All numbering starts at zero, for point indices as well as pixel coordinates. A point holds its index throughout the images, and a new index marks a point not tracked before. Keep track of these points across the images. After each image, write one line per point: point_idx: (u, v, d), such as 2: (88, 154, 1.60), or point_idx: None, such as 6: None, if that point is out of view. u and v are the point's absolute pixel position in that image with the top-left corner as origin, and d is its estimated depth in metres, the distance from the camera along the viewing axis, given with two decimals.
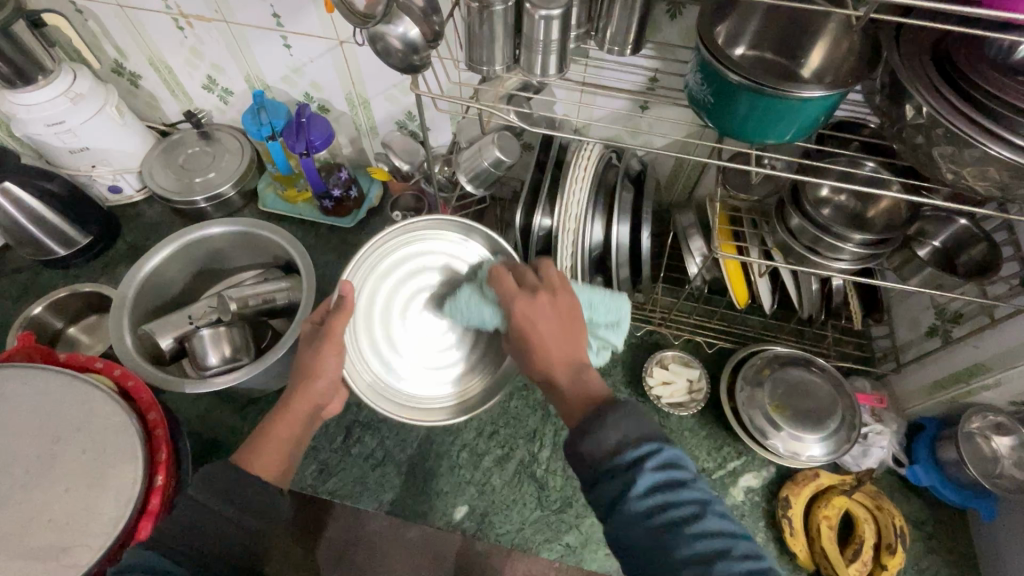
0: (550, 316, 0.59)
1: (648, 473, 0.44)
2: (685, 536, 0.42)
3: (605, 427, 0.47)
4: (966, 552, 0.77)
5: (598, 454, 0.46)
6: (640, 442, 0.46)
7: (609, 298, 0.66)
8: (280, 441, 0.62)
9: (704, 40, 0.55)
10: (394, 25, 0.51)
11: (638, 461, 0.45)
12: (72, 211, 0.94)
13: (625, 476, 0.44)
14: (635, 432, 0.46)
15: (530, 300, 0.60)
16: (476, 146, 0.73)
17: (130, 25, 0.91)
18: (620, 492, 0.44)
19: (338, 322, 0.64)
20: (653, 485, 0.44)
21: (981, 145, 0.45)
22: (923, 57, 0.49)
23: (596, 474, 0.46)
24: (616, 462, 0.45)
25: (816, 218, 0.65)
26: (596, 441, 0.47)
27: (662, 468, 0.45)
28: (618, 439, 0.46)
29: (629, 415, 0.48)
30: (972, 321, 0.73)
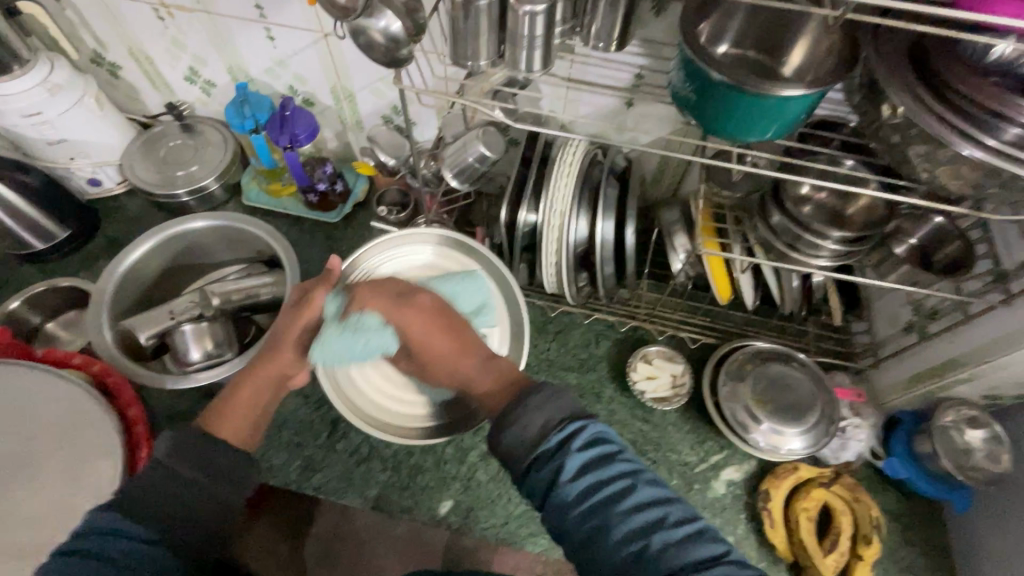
0: (424, 321, 0.61)
1: (575, 455, 0.45)
2: (615, 515, 0.43)
3: (528, 412, 0.47)
4: (939, 542, 0.78)
5: (520, 447, 0.47)
6: (565, 423, 0.47)
7: (464, 283, 0.74)
8: (246, 409, 0.61)
9: (687, 38, 0.55)
10: (376, 19, 0.51)
11: (562, 445, 0.46)
12: (49, 204, 0.92)
13: (553, 463, 0.45)
14: (566, 413, 0.47)
15: (407, 316, 0.61)
16: (461, 141, 0.73)
17: (109, 14, 0.90)
18: (552, 479, 0.45)
19: (322, 291, 0.66)
20: (583, 466, 0.45)
21: (955, 146, 0.46)
22: (900, 58, 0.50)
23: (524, 464, 0.47)
24: (542, 451, 0.46)
25: (797, 216, 0.66)
26: (519, 431, 0.47)
27: (589, 446, 0.46)
28: (540, 425, 0.47)
29: (550, 396, 0.48)
30: (948, 317, 0.74)
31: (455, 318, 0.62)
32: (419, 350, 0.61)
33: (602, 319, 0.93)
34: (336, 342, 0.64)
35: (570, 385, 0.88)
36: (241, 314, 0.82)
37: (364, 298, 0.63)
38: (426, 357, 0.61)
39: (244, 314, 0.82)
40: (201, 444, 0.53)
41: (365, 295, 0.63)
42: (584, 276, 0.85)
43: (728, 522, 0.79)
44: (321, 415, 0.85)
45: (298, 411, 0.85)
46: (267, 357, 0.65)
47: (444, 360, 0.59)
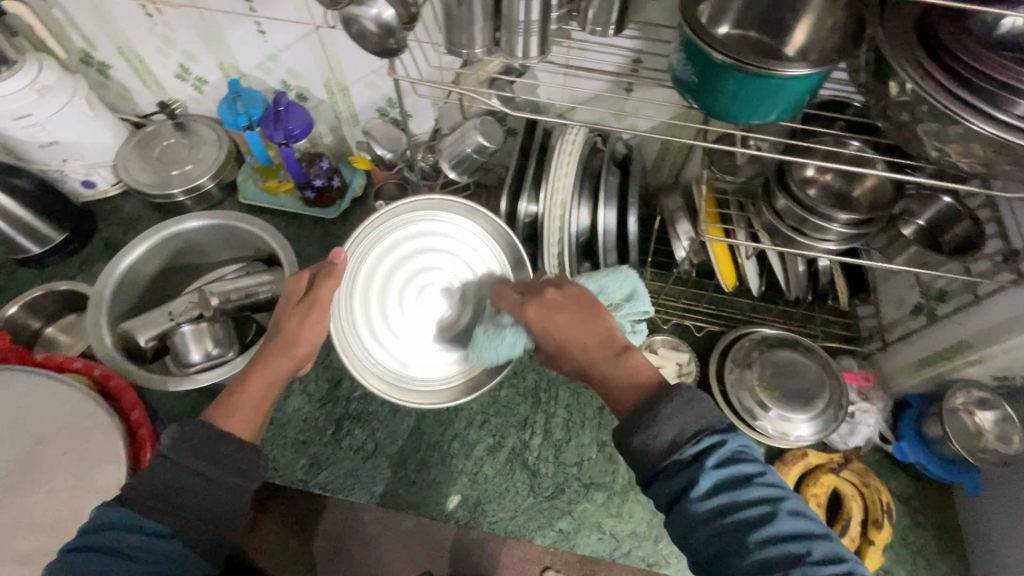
0: (567, 308, 0.59)
1: (711, 471, 0.44)
2: (753, 538, 0.41)
3: (660, 420, 0.47)
4: (950, 525, 0.78)
5: (652, 455, 0.46)
6: (702, 436, 0.45)
7: (613, 276, 0.65)
8: (253, 404, 0.60)
9: (688, 19, 0.54)
10: (367, 7, 0.50)
11: (699, 457, 0.45)
12: (43, 207, 0.91)
13: (685, 474, 0.44)
14: (698, 422, 0.46)
15: (559, 311, 0.59)
16: (457, 132, 0.72)
17: (97, 12, 0.88)
18: (685, 488, 0.44)
19: (326, 286, 0.64)
20: (717, 484, 0.43)
21: (965, 122, 0.45)
22: (908, 33, 0.49)
23: (657, 468, 0.46)
24: (674, 460, 0.45)
25: (802, 199, 0.64)
26: (652, 435, 0.47)
27: (725, 464, 0.44)
28: (675, 435, 0.46)
29: (690, 402, 0.47)
30: (957, 299, 0.73)
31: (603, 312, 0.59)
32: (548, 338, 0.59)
33: None
34: (485, 347, 0.66)
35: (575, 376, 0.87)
36: (241, 313, 0.81)
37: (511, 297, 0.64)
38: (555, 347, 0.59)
39: (244, 313, 0.81)
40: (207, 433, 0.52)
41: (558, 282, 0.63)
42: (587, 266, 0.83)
43: None
44: (325, 413, 0.84)
45: (302, 410, 0.84)
46: (272, 350, 0.63)
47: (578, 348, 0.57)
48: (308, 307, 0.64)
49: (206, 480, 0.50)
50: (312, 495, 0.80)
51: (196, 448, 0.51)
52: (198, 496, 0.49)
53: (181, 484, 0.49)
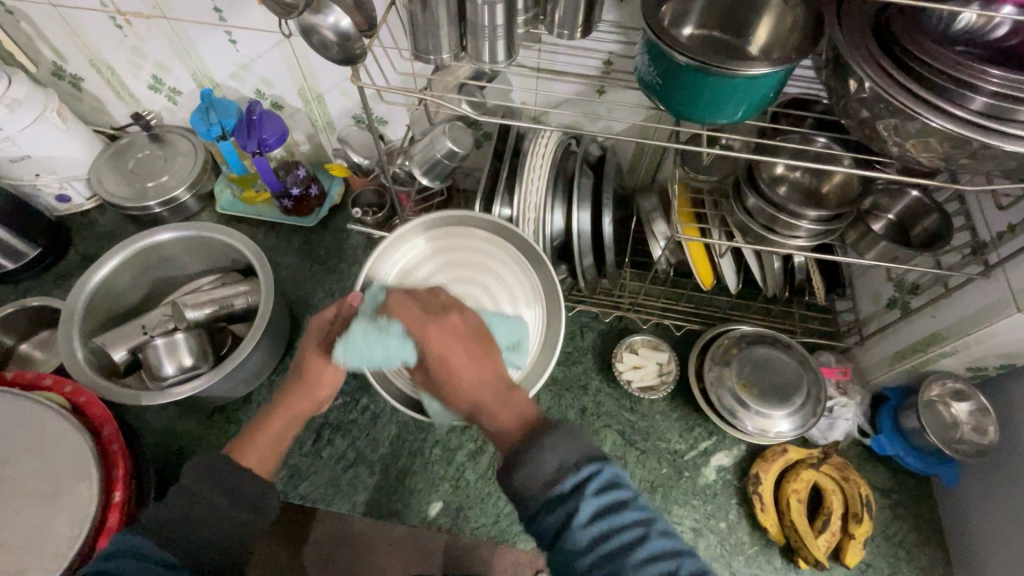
0: (454, 348, 0.54)
1: (590, 500, 0.43)
2: (628, 564, 0.42)
3: (543, 450, 0.45)
4: (931, 517, 0.78)
5: (534, 486, 0.45)
6: (581, 466, 0.44)
7: (505, 318, 0.63)
8: (276, 442, 0.61)
9: (649, 22, 0.54)
10: (324, 16, 0.50)
11: (578, 488, 0.44)
12: (16, 222, 0.90)
13: (567, 508, 0.43)
14: (578, 456, 0.45)
15: (439, 327, 0.54)
16: (427, 137, 0.72)
17: (66, 25, 0.87)
18: (563, 523, 0.43)
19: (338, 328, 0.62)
20: (596, 512, 0.43)
21: (921, 118, 0.45)
22: (865, 31, 0.49)
23: (535, 508, 0.45)
24: (556, 494, 0.44)
25: (771, 197, 0.65)
26: (533, 470, 0.45)
27: (605, 490, 0.44)
28: (555, 468, 0.45)
29: (567, 438, 0.46)
30: (929, 292, 0.74)
31: (488, 340, 0.56)
32: (428, 357, 0.54)
33: (586, 310, 0.92)
34: (360, 341, 0.56)
35: (555, 380, 0.87)
36: (216, 324, 0.81)
37: (394, 305, 0.56)
38: (446, 384, 0.55)
39: (219, 324, 0.81)
40: (226, 468, 0.52)
41: (401, 303, 0.56)
42: (564, 268, 0.84)
43: (719, 507, 0.79)
44: (305, 423, 0.84)
45: None
46: (297, 387, 0.63)
47: (457, 379, 0.54)
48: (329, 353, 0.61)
49: (219, 513, 0.50)
50: (293, 506, 0.80)
51: (211, 481, 0.51)
52: (206, 528, 0.49)
53: (193, 513, 0.49)
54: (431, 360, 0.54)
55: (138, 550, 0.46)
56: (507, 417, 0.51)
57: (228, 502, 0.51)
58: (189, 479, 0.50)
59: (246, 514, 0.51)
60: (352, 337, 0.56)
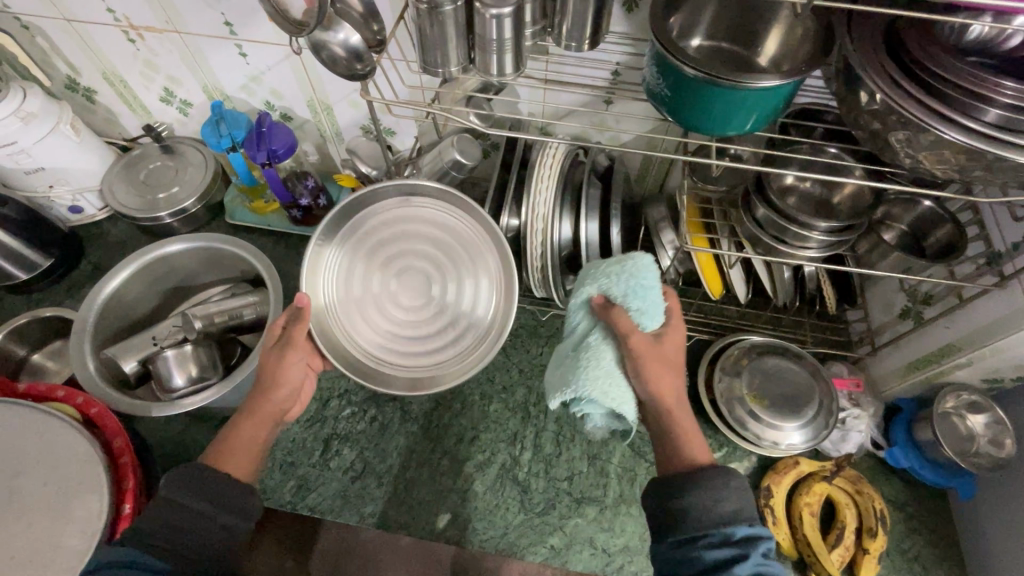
0: (675, 342, 0.62)
1: (759, 556, 0.47)
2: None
3: (729, 490, 0.51)
4: (947, 531, 0.77)
5: (705, 520, 0.50)
6: (759, 525, 0.50)
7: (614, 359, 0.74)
8: (248, 447, 0.59)
9: (658, 34, 0.54)
10: (334, 32, 0.50)
11: (749, 540, 0.49)
12: (29, 234, 0.91)
13: (734, 549, 0.48)
14: (754, 513, 0.51)
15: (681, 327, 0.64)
16: (436, 149, 0.73)
17: (80, 39, 0.89)
18: (723, 564, 0.47)
19: (298, 330, 0.64)
20: (758, 569, 0.47)
21: (936, 131, 0.45)
22: (875, 43, 0.49)
23: (699, 534, 0.49)
24: (727, 532, 0.49)
25: (781, 208, 0.64)
26: (713, 500, 0.51)
27: (767, 559, 0.48)
28: (731, 510, 0.50)
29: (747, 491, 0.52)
30: (942, 302, 0.73)
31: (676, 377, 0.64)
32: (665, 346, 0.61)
33: None
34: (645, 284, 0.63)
35: None
36: (225, 335, 0.81)
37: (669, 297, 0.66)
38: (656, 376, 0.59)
39: (228, 335, 0.81)
40: (205, 476, 0.53)
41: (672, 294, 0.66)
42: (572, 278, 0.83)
43: None
44: (313, 433, 0.84)
45: (289, 431, 0.84)
46: (256, 395, 0.62)
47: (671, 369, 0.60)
48: (286, 354, 0.63)
49: (205, 519, 0.51)
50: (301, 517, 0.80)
51: (193, 491, 0.51)
52: (195, 536, 0.50)
53: (184, 525, 0.50)
54: (665, 346, 0.61)
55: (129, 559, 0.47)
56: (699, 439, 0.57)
57: (213, 510, 0.51)
58: (174, 492, 0.51)
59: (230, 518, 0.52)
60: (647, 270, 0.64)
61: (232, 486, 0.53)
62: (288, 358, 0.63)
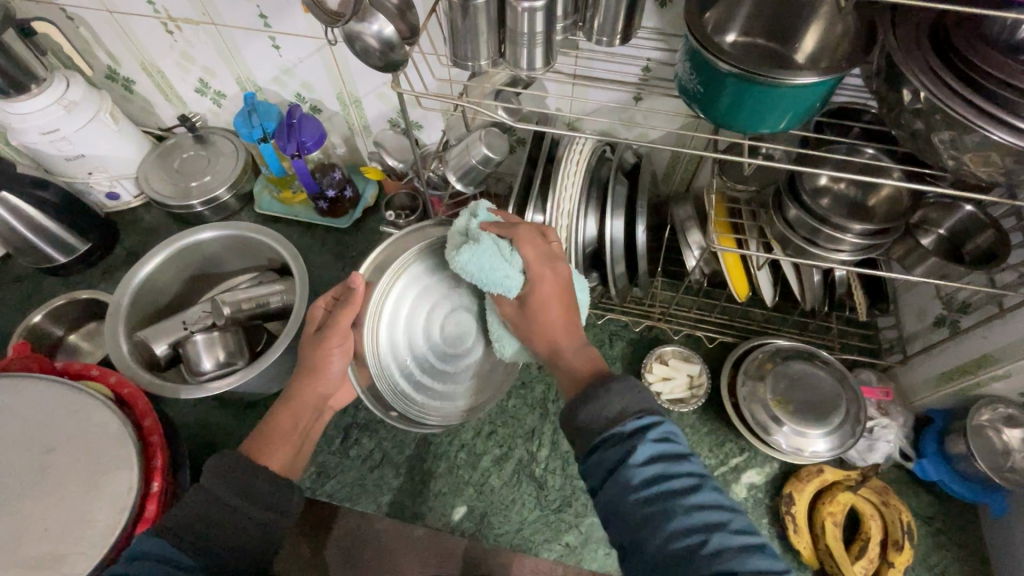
0: (551, 290, 0.63)
1: (648, 444, 0.47)
2: (679, 507, 0.44)
3: (609, 393, 0.51)
4: (976, 547, 0.74)
5: (598, 422, 0.50)
6: (643, 414, 0.49)
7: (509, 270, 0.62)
8: (290, 433, 0.64)
9: (693, 29, 0.53)
10: (368, 23, 0.50)
11: (638, 432, 0.48)
12: (68, 218, 0.94)
13: (624, 446, 0.47)
14: (640, 405, 0.50)
15: (550, 268, 0.63)
16: (464, 143, 0.72)
17: (121, 30, 0.91)
18: (622, 459, 0.47)
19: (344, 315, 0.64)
20: (652, 455, 0.47)
21: (981, 130, 0.43)
22: (921, 40, 0.47)
23: (595, 440, 0.49)
24: (617, 431, 0.49)
25: (814, 209, 0.62)
26: (598, 408, 0.50)
27: (661, 440, 0.48)
28: (618, 409, 0.50)
29: (633, 386, 0.51)
30: (980, 311, 0.71)
31: (572, 299, 0.65)
32: (529, 296, 0.63)
33: (615, 319, 0.91)
34: (479, 259, 0.61)
35: None
36: (252, 323, 0.82)
37: (523, 237, 0.64)
38: (536, 325, 0.64)
39: (255, 322, 0.83)
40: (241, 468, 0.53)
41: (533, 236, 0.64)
42: (595, 276, 0.83)
43: None
44: (333, 422, 0.85)
45: None
46: (301, 380, 0.65)
47: (547, 325, 0.63)
48: (324, 337, 0.65)
49: (236, 514, 0.51)
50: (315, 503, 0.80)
51: (232, 486, 0.52)
52: (226, 533, 0.50)
53: (217, 517, 0.50)
54: (528, 300, 0.64)
55: (163, 552, 0.47)
56: (581, 363, 0.60)
57: (247, 504, 0.52)
58: (210, 480, 0.52)
59: (265, 515, 0.52)
60: (482, 245, 0.62)
61: (273, 485, 0.54)
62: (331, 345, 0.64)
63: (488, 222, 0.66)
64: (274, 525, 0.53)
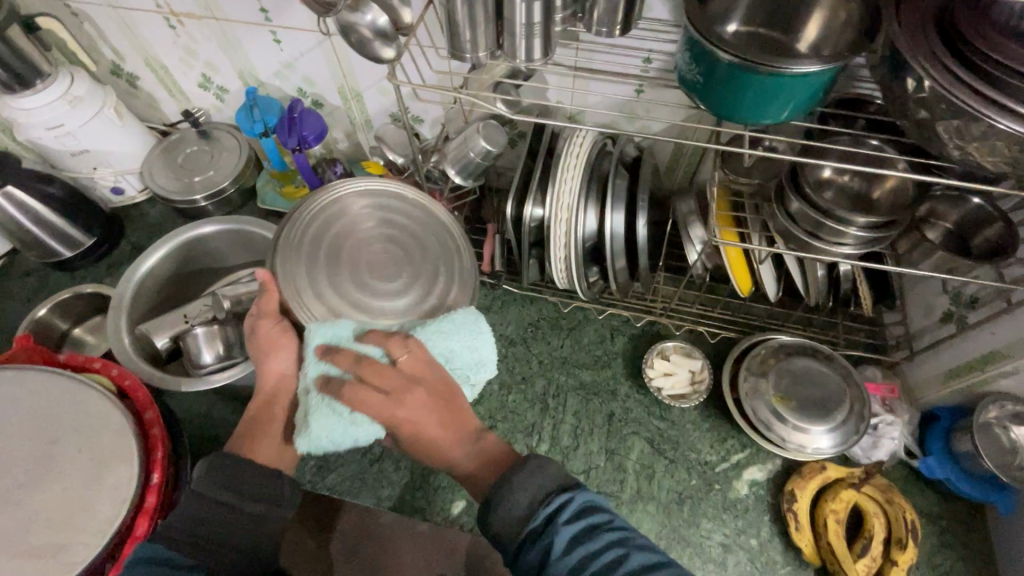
0: (426, 408, 0.58)
1: (563, 527, 0.46)
2: None
3: (514, 490, 0.48)
4: (983, 548, 0.73)
5: (512, 524, 0.47)
6: (552, 496, 0.47)
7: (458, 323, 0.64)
8: (270, 425, 0.63)
9: (692, 18, 0.53)
10: (363, 14, 0.50)
11: (550, 518, 0.46)
12: (74, 213, 0.95)
13: (543, 541, 0.45)
14: (555, 482, 0.49)
15: (403, 406, 0.57)
16: (462, 136, 0.72)
17: (124, 25, 0.92)
18: (543, 556, 0.44)
19: (266, 300, 0.64)
20: (572, 537, 0.45)
21: (988, 119, 0.42)
22: (926, 26, 0.46)
23: (515, 541, 0.47)
24: (531, 526, 0.46)
25: (817, 202, 0.62)
26: (508, 505, 0.48)
27: (575, 518, 0.46)
28: (528, 501, 0.48)
29: (539, 467, 0.49)
30: (988, 306, 0.69)
31: (457, 406, 0.60)
32: (401, 431, 0.58)
33: (617, 314, 0.90)
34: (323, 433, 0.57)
35: (584, 383, 0.86)
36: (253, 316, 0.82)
37: (355, 397, 0.56)
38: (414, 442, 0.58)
39: None
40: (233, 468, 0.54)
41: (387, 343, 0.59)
42: (595, 271, 0.82)
43: (750, 524, 0.76)
44: None
45: None
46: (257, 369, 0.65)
47: (430, 446, 0.58)
48: (256, 331, 0.64)
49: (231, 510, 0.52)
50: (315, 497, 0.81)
51: (221, 483, 0.53)
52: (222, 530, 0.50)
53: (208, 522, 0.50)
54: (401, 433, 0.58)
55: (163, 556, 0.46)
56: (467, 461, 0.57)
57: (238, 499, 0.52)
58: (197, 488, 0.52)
59: (257, 507, 0.53)
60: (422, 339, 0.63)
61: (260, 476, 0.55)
62: (270, 337, 0.64)
63: (326, 373, 0.59)
64: (271, 516, 0.54)
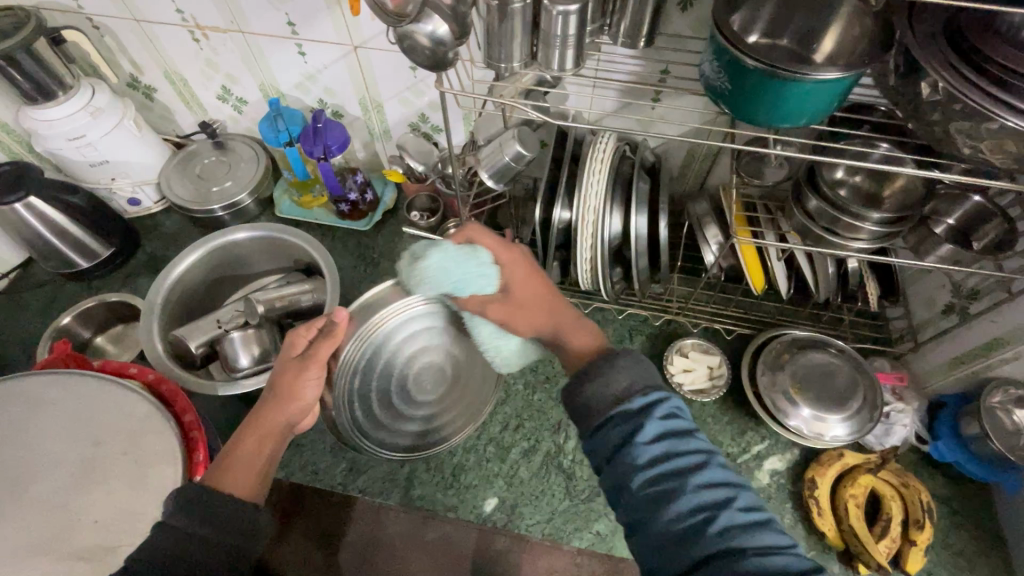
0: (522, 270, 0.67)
1: (655, 421, 0.50)
2: (687, 484, 0.46)
3: (615, 369, 0.54)
4: (992, 526, 0.77)
5: (604, 403, 0.53)
6: (649, 392, 0.52)
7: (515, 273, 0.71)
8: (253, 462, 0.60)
9: (721, 30, 0.57)
10: (423, 24, 0.53)
11: (645, 409, 0.51)
12: (94, 222, 0.95)
13: (631, 424, 0.50)
14: (645, 382, 0.53)
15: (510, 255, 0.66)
16: (496, 142, 0.74)
17: (147, 38, 0.93)
18: (628, 437, 0.50)
19: (324, 347, 0.63)
20: (659, 433, 0.49)
21: (999, 118, 0.46)
22: (936, 36, 0.51)
23: (599, 416, 0.52)
24: (623, 409, 0.51)
25: (834, 199, 0.66)
26: (604, 385, 0.54)
27: (667, 418, 0.50)
28: (626, 385, 0.53)
29: (635, 363, 0.55)
30: (990, 297, 0.74)
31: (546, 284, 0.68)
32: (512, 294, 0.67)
33: (635, 313, 0.94)
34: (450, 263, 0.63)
35: None
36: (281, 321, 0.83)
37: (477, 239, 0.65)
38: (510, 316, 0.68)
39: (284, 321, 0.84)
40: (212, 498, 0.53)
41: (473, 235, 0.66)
42: (618, 271, 0.85)
43: (773, 511, 0.79)
44: None
45: None
46: (272, 401, 0.63)
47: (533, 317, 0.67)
48: (301, 366, 0.63)
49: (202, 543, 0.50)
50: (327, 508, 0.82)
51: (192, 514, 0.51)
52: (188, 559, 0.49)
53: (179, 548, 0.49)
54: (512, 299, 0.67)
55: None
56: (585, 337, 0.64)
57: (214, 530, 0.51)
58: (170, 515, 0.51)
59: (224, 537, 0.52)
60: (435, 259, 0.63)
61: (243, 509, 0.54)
62: (296, 371, 0.63)
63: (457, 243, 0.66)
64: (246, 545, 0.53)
